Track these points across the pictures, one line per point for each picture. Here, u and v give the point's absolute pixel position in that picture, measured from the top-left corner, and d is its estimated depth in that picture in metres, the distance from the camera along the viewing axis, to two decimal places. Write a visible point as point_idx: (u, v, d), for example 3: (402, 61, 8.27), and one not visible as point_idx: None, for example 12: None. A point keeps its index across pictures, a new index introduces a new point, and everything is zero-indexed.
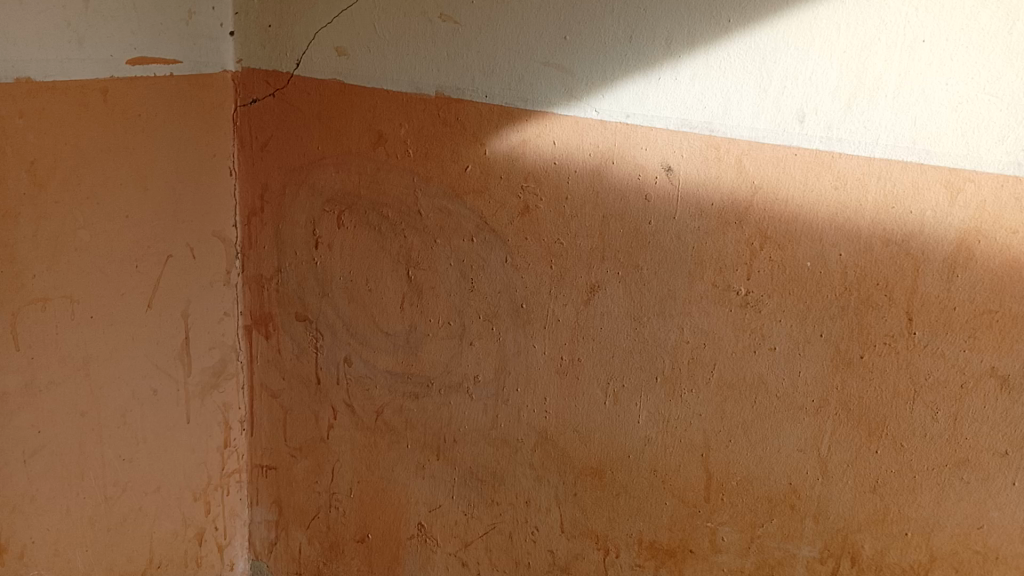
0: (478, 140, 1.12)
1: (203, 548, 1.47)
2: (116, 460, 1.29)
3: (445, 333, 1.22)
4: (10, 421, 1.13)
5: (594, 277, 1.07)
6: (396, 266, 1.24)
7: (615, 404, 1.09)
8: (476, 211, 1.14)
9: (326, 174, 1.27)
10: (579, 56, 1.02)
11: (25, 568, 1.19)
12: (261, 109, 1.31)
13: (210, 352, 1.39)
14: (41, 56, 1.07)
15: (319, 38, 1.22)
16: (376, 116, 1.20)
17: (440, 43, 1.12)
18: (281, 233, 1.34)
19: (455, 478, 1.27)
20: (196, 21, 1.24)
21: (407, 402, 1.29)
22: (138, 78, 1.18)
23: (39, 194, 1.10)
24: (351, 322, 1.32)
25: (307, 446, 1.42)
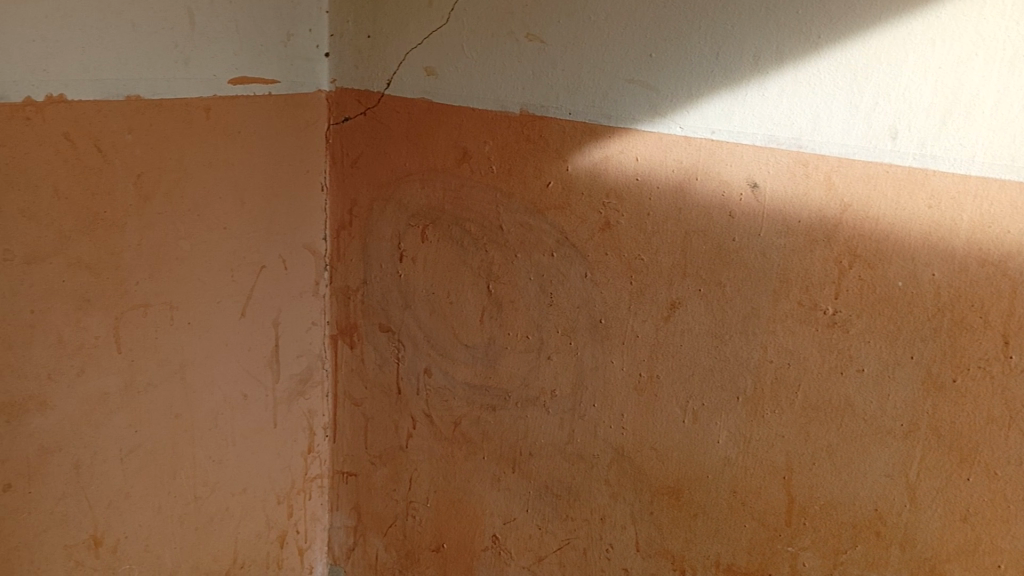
0: (561, 157, 1.13)
1: (285, 551, 1.52)
2: (206, 461, 1.35)
3: (523, 346, 1.23)
4: (109, 420, 1.19)
5: (675, 294, 1.06)
6: (477, 279, 1.27)
7: (694, 423, 1.08)
8: (557, 226, 1.16)
9: (412, 190, 1.31)
10: (665, 73, 1.02)
11: (118, 561, 1.26)
12: (353, 127, 1.36)
13: (298, 360, 1.45)
14: (149, 76, 1.13)
15: (409, 58, 1.27)
16: (461, 133, 1.23)
17: (527, 62, 1.14)
18: (368, 245, 1.39)
19: (531, 491, 1.28)
20: (294, 42, 1.31)
21: (485, 414, 1.31)
22: (239, 97, 1.25)
23: (145, 205, 1.16)
24: (432, 334, 1.35)
25: (386, 454, 1.46)
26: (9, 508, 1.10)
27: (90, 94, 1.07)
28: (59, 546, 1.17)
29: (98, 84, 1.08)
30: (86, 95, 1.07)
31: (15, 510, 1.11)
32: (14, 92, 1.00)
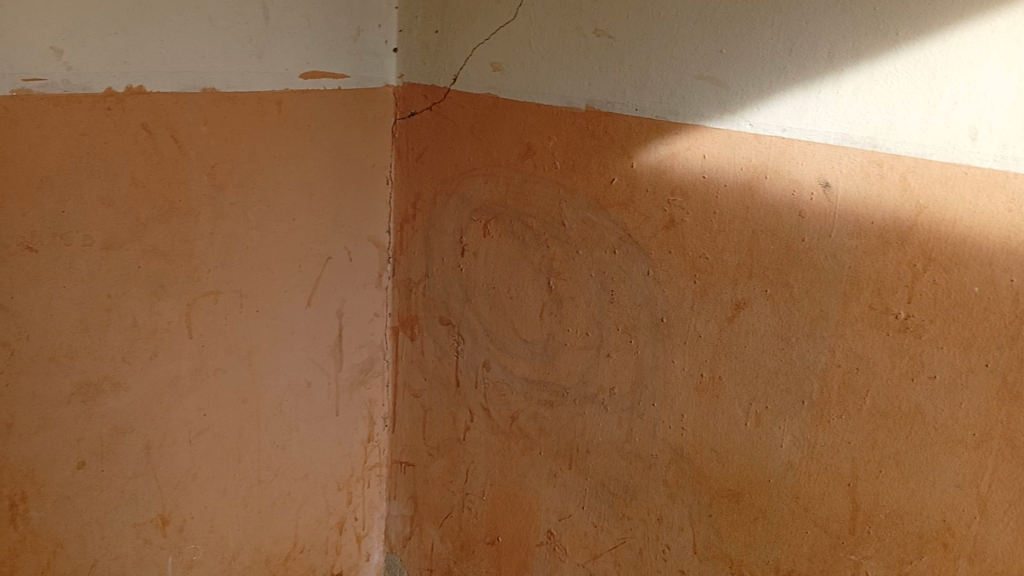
0: (626, 153, 1.12)
1: (343, 537, 1.57)
2: (270, 446, 1.39)
3: (583, 343, 1.23)
4: (179, 403, 1.23)
5: (740, 294, 1.05)
6: (537, 275, 1.27)
7: (756, 426, 1.06)
8: (620, 223, 1.15)
9: (476, 184, 1.32)
10: (736, 70, 1.00)
11: (184, 540, 1.30)
12: (419, 122, 1.38)
13: (360, 350, 1.49)
14: (225, 69, 1.16)
15: (476, 53, 1.28)
16: (525, 129, 1.23)
17: (594, 57, 1.14)
18: (430, 239, 1.41)
19: (588, 488, 1.28)
20: (363, 37, 1.33)
21: (542, 410, 1.31)
22: (310, 91, 1.27)
23: (218, 195, 1.20)
24: (492, 328, 1.36)
25: (444, 446, 1.49)
26: (84, 486, 1.14)
27: (168, 86, 1.10)
28: (129, 524, 1.22)
29: (177, 77, 1.11)
30: (164, 87, 1.10)
31: (89, 489, 1.15)
32: (96, 83, 1.03)
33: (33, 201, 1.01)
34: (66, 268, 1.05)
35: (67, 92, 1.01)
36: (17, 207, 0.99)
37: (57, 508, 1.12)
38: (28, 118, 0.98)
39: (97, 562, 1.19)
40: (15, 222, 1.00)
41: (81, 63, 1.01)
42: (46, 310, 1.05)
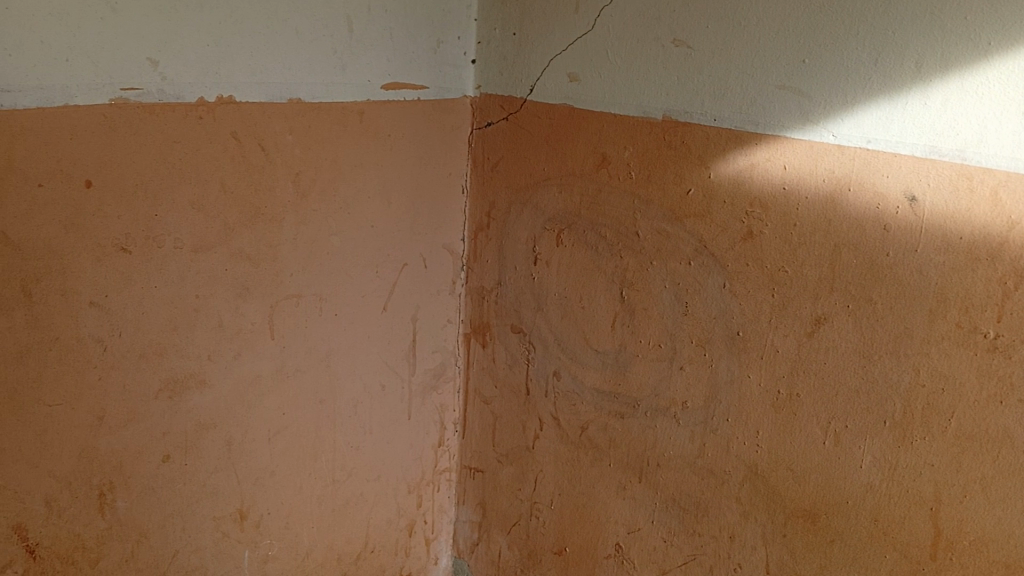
0: (703, 164, 1.11)
1: (413, 539, 1.59)
2: (345, 446, 1.42)
3: (655, 355, 1.22)
4: (260, 401, 1.27)
5: (820, 309, 1.02)
6: (610, 285, 1.27)
7: (835, 445, 1.03)
8: (696, 234, 1.14)
9: (550, 194, 1.33)
10: (819, 80, 0.98)
11: (261, 535, 1.34)
12: (496, 132, 1.40)
13: (433, 355, 1.51)
14: (311, 80, 1.20)
15: (553, 64, 1.29)
16: (601, 139, 1.24)
17: (671, 68, 1.14)
18: (504, 247, 1.43)
19: (658, 502, 1.27)
20: (443, 49, 1.36)
21: (613, 421, 1.31)
22: (391, 101, 1.31)
23: (302, 202, 1.24)
24: (563, 338, 1.36)
25: (513, 454, 1.50)
26: (168, 479, 1.19)
27: (257, 96, 1.15)
28: (210, 516, 1.26)
29: (265, 88, 1.15)
30: (253, 97, 1.14)
31: (172, 481, 1.20)
32: (188, 93, 1.08)
33: (128, 205, 1.05)
34: (158, 270, 1.10)
35: (162, 101, 1.05)
36: (113, 210, 1.04)
37: (143, 499, 1.17)
38: (124, 125, 1.03)
39: (178, 553, 1.23)
40: (111, 223, 1.04)
41: (175, 74, 1.06)
42: (138, 310, 1.09)
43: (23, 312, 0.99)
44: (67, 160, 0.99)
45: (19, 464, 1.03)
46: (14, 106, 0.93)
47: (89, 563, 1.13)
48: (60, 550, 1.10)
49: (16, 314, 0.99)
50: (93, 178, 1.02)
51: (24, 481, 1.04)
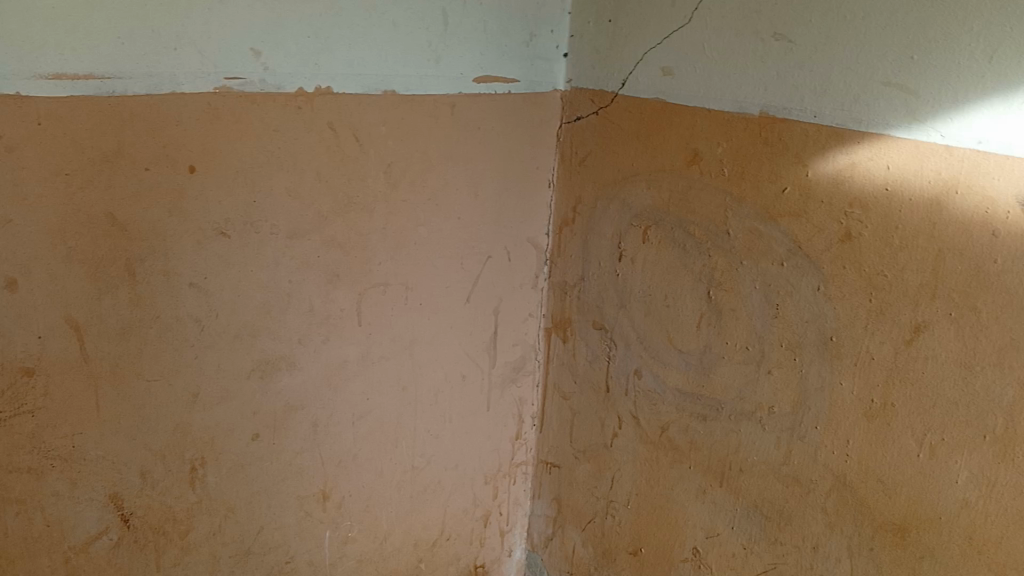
0: (801, 161, 1.08)
1: (488, 530, 1.63)
2: (426, 434, 1.45)
3: (742, 357, 1.19)
4: (346, 386, 1.30)
5: (921, 316, 0.97)
6: (697, 284, 1.24)
7: (930, 458, 0.98)
8: (791, 234, 1.10)
9: (638, 190, 1.31)
10: (928, 76, 0.93)
11: (341, 516, 1.39)
12: (585, 126, 1.39)
13: (514, 348, 1.52)
14: (405, 72, 1.21)
15: (647, 57, 1.26)
16: (693, 134, 1.21)
17: (771, 62, 1.10)
18: (589, 243, 1.42)
19: (739, 508, 1.24)
20: (535, 42, 1.35)
21: (695, 423, 1.28)
22: (482, 94, 1.31)
23: (392, 193, 1.26)
24: (646, 336, 1.34)
25: (591, 450, 1.50)
26: (256, 456, 1.24)
27: (353, 87, 1.17)
28: (294, 495, 1.31)
29: (361, 79, 1.17)
30: (349, 88, 1.16)
31: (260, 459, 1.24)
32: (289, 83, 1.10)
33: (229, 190, 1.09)
34: (254, 254, 1.14)
35: (263, 91, 1.08)
36: (215, 196, 1.08)
37: (231, 475, 1.22)
38: (227, 113, 1.06)
39: (263, 528, 1.29)
40: (212, 208, 1.08)
41: (276, 64, 1.09)
42: (234, 292, 1.13)
43: (126, 291, 1.04)
44: (172, 146, 1.03)
45: (118, 435, 1.09)
46: (125, 93, 0.98)
47: (179, 534, 1.19)
48: (152, 520, 1.16)
49: (120, 292, 1.04)
50: (196, 164, 1.05)
51: (121, 453, 1.10)
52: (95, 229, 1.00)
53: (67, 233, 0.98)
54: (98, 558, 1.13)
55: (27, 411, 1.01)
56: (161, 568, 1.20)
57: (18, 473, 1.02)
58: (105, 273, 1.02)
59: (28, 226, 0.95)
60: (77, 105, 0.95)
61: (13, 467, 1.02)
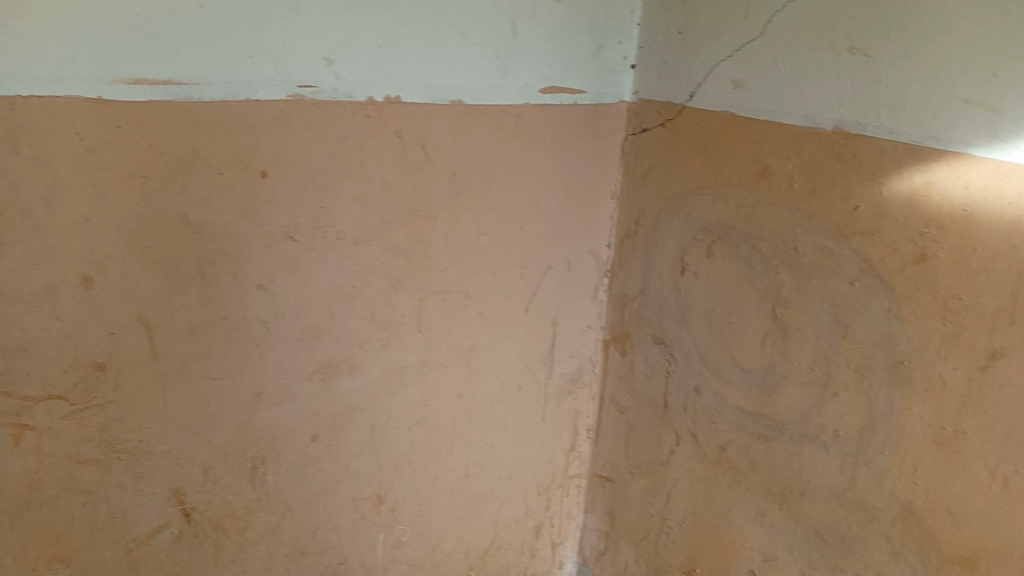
0: (875, 179, 1.04)
1: (539, 541, 1.62)
2: (481, 442, 1.45)
3: (807, 378, 1.16)
4: (404, 391, 1.31)
5: (998, 342, 0.93)
6: (762, 302, 1.22)
7: (1003, 490, 0.94)
8: (862, 253, 1.07)
9: (704, 204, 1.29)
10: (1012, 93, 0.89)
11: (395, 520, 1.40)
12: (651, 138, 1.38)
13: (571, 360, 1.51)
14: (472, 82, 1.22)
15: (717, 70, 1.24)
16: (763, 148, 1.19)
17: (846, 77, 1.06)
18: (651, 255, 1.40)
19: (799, 533, 1.20)
20: (603, 54, 1.34)
21: (756, 443, 1.25)
22: (548, 105, 1.31)
23: (455, 201, 1.26)
24: (707, 352, 1.32)
25: (646, 466, 1.48)
26: (314, 457, 1.25)
27: (421, 97, 1.18)
28: (350, 497, 1.32)
29: (429, 89, 1.18)
30: (417, 98, 1.18)
31: (318, 460, 1.26)
32: (359, 91, 1.12)
33: (297, 195, 1.11)
34: (320, 258, 1.16)
35: (334, 99, 1.10)
36: (284, 200, 1.10)
37: (290, 474, 1.24)
38: (299, 120, 1.08)
39: (318, 529, 1.30)
40: (282, 213, 1.10)
41: (348, 73, 1.11)
42: (300, 295, 1.15)
43: (197, 291, 1.07)
44: (245, 151, 1.05)
45: (183, 431, 1.12)
46: (202, 98, 1.00)
47: (237, 531, 1.22)
48: (212, 516, 1.18)
49: (191, 292, 1.06)
50: (268, 169, 1.08)
51: (185, 449, 1.13)
52: (169, 231, 1.03)
53: (142, 234, 1.01)
54: (159, 550, 1.16)
55: (97, 404, 1.04)
56: (219, 563, 1.22)
57: (87, 464, 1.06)
58: (177, 273, 1.05)
59: (105, 226, 0.99)
60: (156, 110, 0.98)
61: (81, 458, 1.05)
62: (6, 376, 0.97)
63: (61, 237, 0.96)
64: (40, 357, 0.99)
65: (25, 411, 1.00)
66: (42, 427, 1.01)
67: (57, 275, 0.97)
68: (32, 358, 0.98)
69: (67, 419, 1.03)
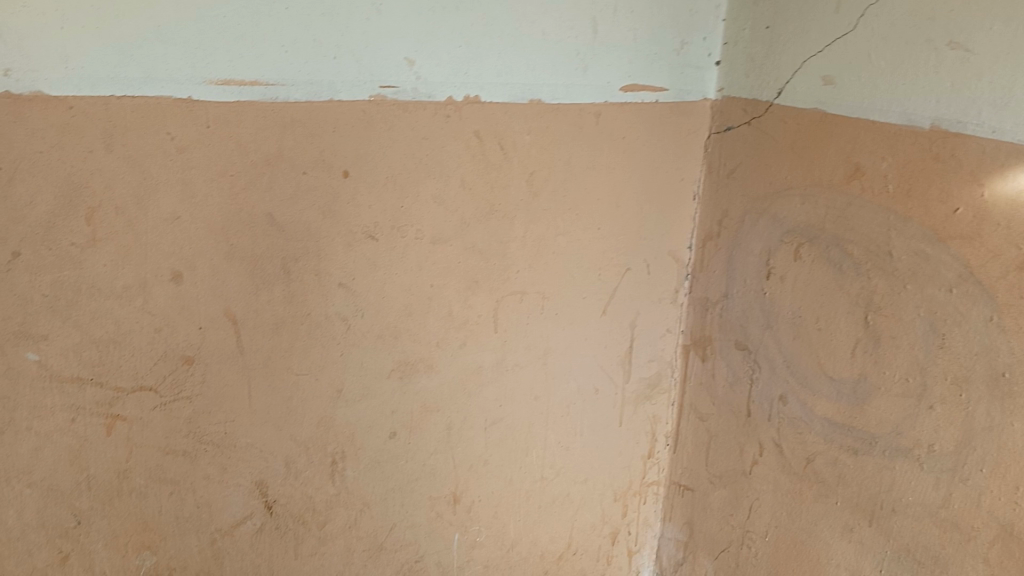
0: (976, 180, 0.98)
1: (616, 548, 1.60)
2: (557, 445, 1.43)
3: (900, 389, 1.10)
4: (480, 391, 1.31)
5: None
6: (853, 308, 1.16)
7: None
8: (961, 258, 1.01)
9: (792, 205, 1.24)
10: None
11: (470, 521, 1.40)
12: (736, 137, 1.34)
13: (650, 364, 1.48)
14: (552, 81, 1.21)
15: (807, 66, 1.19)
16: (855, 148, 1.13)
17: (945, 73, 1.01)
18: (734, 258, 1.36)
19: (889, 551, 1.15)
20: (687, 51, 1.31)
21: (844, 456, 1.20)
22: (629, 104, 1.29)
23: (533, 201, 1.26)
24: (793, 360, 1.27)
25: (727, 476, 1.44)
26: (392, 455, 1.27)
27: (500, 96, 1.18)
28: (426, 496, 1.33)
29: (509, 88, 1.18)
30: (496, 97, 1.17)
31: (396, 457, 1.27)
32: (439, 92, 1.13)
33: (378, 195, 1.12)
34: (400, 257, 1.17)
35: (415, 99, 1.11)
36: (366, 199, 1.12)
37: (369, 470, 1.25)
38: (381, 121, 1.09)
39: (395, 526, 1.32)
40: (363, 212, 1.12)
41: (429, 73, 1.11)
42: (380, 293, 1.17)
43: (281, 288, 1.09)
44: (329, 151, 1.07)
45: (266, 425, 1.14)
46: (288, 99, 1.02)
47: (317, 525, 1.24)
48: (293, 509, 1.21)
49: (276, 289, 1.09)
50: (350, 169, 1.09)
51: (268, 443, 1.15)
52: (255, 228, 1.05)
53: (230, 231, 1.04)
54: (242, 541, 1.19)
55: (185, 397, 1.08)
56: (300, 556, 1.25)
57: (174, 455, 1.09)
58: (263, 271, 1.07)
59: (194, 223, 1.02)
60: (243, 109, 1.00)
61: (169, 449, 1.09)
62: (100, 367, 1.01)
63: (153, 233, 1.00)
64: (131, 350, 1.03)
65: (117, 401, 1.04)
66: (132, 418, 1.05)
67: (148, 271, 1.01)
68: (125, 350, 1.02)
69: (155, 411, 1.06)
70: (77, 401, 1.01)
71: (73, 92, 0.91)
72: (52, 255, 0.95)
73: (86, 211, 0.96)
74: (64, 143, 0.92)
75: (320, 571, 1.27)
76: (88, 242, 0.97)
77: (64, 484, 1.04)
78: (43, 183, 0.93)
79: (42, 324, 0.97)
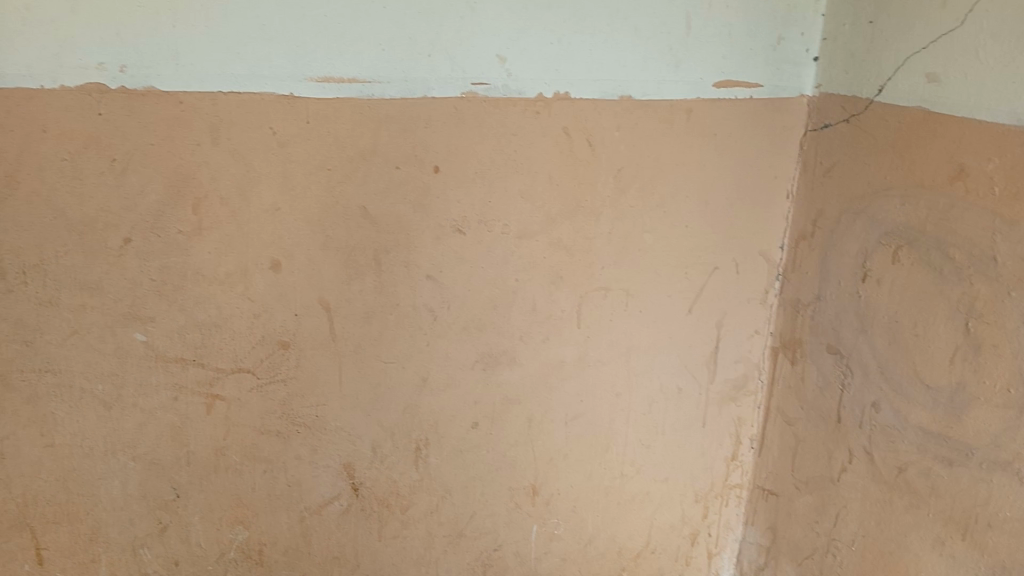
0: None
1: (695, 549, 1.58)
2: (637, 443, 1.43)
3: (1002, 400, 1.06)
4: (562, 385, 1.32)
5: None
6: (953, 314, 1.12)
7: None
8: None
9: (891, 206, 1.20)
10: None
11: (549, 514, 1.41)
12: (833, 134, 1.30)
13: (736, 366, 1.46)
14: (642, 77, 1.20)
15: (910, 62, 1.15)
16: (960, 148, 1.09)
17: None
18: (828, 259, 1.32)
19: (983, 568, 1.10)
20: (783, 46, 1.28)
21: (938, 467, 1.16)
22: (722, 100, 1.27)
23: (620, 197, 1.25)
24: (887, 365, 1.23)
25: (814, 482, 1.41)
26: (474, 444, 1.29)
27: (591, 93, 1.18)
28: (506, 486, 1.35)
29: (599, 84, 1.18)
30: (586, 94, 1.18)
31: (477, 447, 1.29)
32: (529, 88, 1.14)
33: (466, 189, 1.14)
34: (486, 251, 1.19)
35: (506, 96, 1.13)
36: (455, 193, 1.14)
37: (451, 458, 1.28)
38: (472, 117, 1.11)
39: (475, 513, 1.34)
40: (452, 206, 1.14)
41: (519, 70, 1.12)
42: (466, 286, 1.19)
43: (373, 278, 1.13)
44: (421, 147, 1.10)
45: (355, 410, 1.19)
46: (383, 96, 1.06)
47: (400, 508, 1.28)
48: (378, 492, 1.25)
49: (367, 279, 1.13)
50: (441, 164, 1.12)
51: (356, 427, 1.20)
52: (349, 220, 1.09)
53: (326, 223, 1.08)
54: (329, 521, 1.23)
55: (279, 380, 1.13)
56: (384, 538, 1.29)
57: (268, 435, 1.15)
58: (356, 261, 1.11)
59: (293, 214, 1.06)
60: (341, 107, 1.04)
61: (264, 429, 1.14)
62: (201, 348, 1.07)
63: (254, 223, 1.05)
64: (231, 333, 1.08)
65: (216, 381, 1.10)
66: (230, 398, 1.11)
67: (249, 259, 1.06)
68: (225, 334, 1.08)
69: (252, 392, 1.12)
70: (180, 380, 1.08)
71: (183, 87, 0.97)
72: (160, 242, 1.01)
73: (193, 201, 1.01)
74: (173, 136, 0.98)
75: (402, 553, 1.31)
76: (193, 231, 1.02)
77: (165, 458, 1.11)
78: (153, 174, 0.99)
79: (150, 306, 1.03)
